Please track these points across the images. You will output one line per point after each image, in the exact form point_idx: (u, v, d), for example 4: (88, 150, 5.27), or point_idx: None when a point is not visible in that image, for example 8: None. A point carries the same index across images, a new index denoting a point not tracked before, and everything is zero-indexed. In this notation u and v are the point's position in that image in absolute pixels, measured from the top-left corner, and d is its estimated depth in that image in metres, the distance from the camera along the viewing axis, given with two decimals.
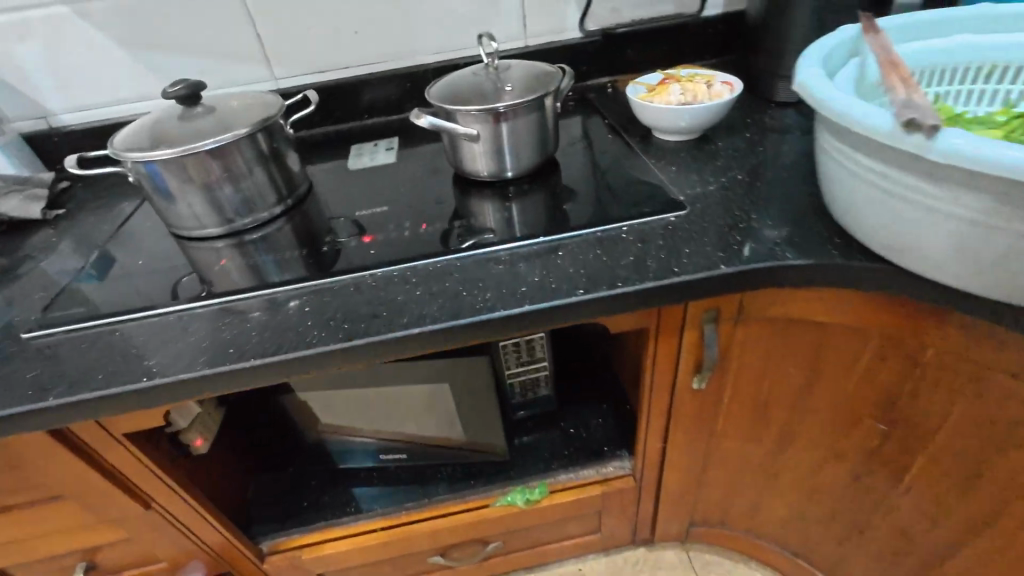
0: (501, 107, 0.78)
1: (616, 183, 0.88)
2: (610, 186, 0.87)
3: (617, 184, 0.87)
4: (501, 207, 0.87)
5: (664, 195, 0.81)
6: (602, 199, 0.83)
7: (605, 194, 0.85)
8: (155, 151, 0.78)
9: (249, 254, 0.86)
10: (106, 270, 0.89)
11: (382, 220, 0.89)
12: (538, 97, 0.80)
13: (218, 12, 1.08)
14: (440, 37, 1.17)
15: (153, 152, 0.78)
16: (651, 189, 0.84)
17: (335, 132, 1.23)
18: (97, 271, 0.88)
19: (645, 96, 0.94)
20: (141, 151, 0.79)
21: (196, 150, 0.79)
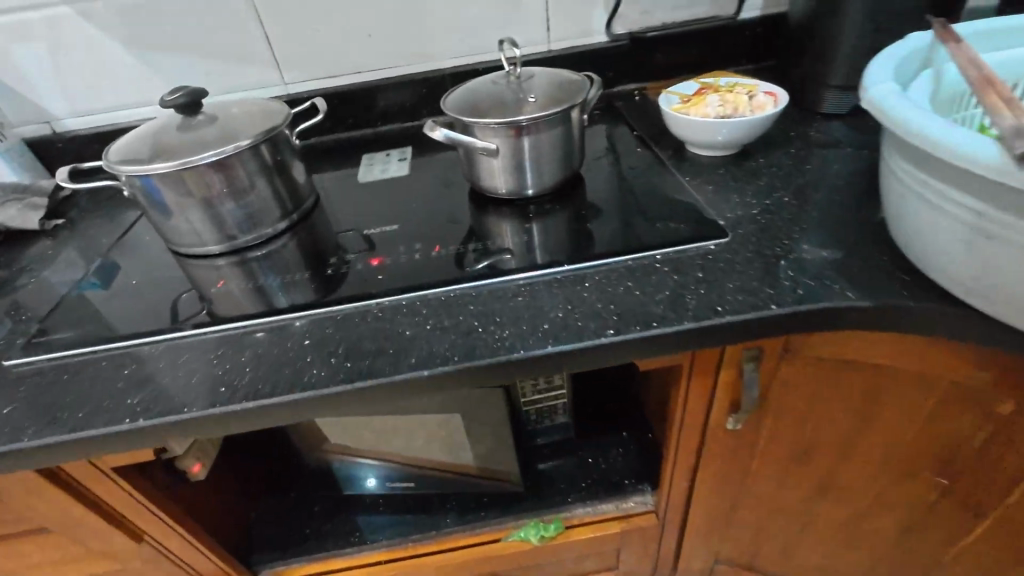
0: (522, 121, 0.72)
1: (646, 202, 0.80)
2: (640, 206, 0.79)
3: (646, 203, 0.80)
4: (519, 228, 0.80)
5: (701, 218, 0.73)
6: (631, 220, 0.76)
7: (634, 214, 0.77)
8: (152, 165, 0.73)
9: (250, 274, 0.80)
10: (110, 278, 0.86)
11: (395, 239, 0.82)
12: (563, 110, 0.73)
13: (226, 13, 1.03)
14: (458, 41, 1.11)
15: (150, 165, 0.73)
16: (687, 210, 0.76)
17: (346, 140, 1.17)
18: (100, 278, 0.86)
19: (679, 106, 0.87)
20: (137, 164, 0.74)
21: (194, 164, 0.73)
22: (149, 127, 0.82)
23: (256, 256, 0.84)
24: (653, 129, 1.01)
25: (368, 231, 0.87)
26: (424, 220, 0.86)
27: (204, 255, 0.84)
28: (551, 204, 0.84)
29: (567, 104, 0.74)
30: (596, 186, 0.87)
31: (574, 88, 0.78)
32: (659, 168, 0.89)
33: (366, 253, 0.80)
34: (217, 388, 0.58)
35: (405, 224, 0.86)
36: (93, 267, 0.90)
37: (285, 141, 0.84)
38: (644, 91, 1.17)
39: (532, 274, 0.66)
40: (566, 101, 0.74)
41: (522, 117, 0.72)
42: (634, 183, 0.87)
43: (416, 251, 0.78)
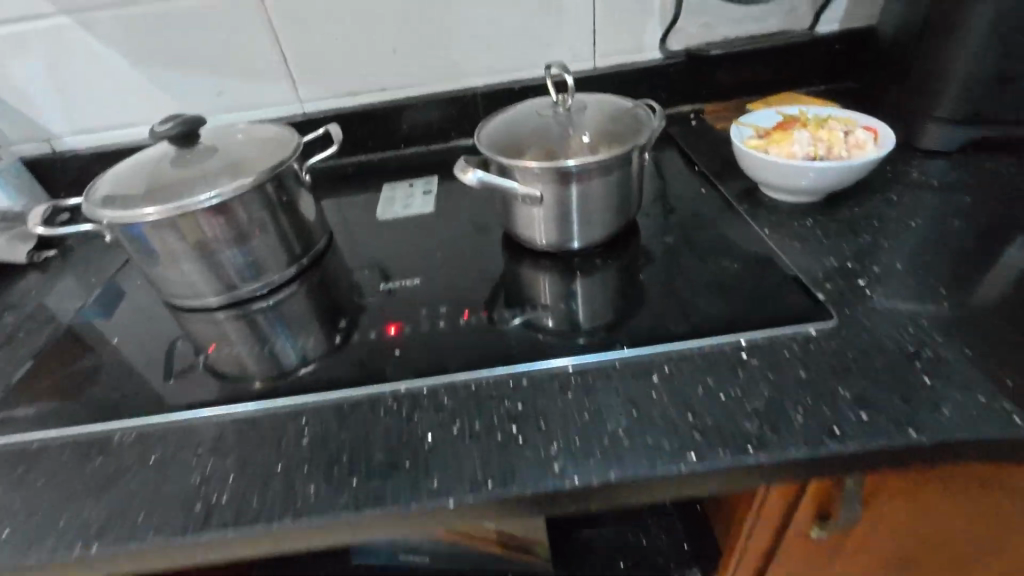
0: (572, 166, 0.59)
1: (717, 261, 0.66)
2: (710, 266, 0.66)
3: (719, 261, 0.66)
4: (563, 287, 0.67)
5: (790, 286, 0.60)
6: (697, 285, 0.63)
7: (704, 276, 0.64)
8: (139, 211, 0.62)
9: (253, 332, 0.69)
10: (113, 308, 0.79)
11: (411, 298, 0.70)
12: (623, 152, 0.61)
13: (237, 25, 0.92)
14: (492, 57, 0.99)
15: (137, 211, 0.62)
16: (771, 275, 0.62)
17: (366, 164, 1.06)
18: (103, 308, 0.79)
19: (754, 142, 0.73)
20: (123, 209, 0.63)
21: (193, 207, 0.63)
22: (141, 159, 0.72)
23: (261, 308, 0.73)
24: (717, 161, 0.87)
25: (388, 279, 0.75)
26: (449, 271, 0.74)
27: (201, 308, 0.73)
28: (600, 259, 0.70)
29: (630, 146, 0.61)
30: (649, 235, 0.73)
31: (635, 125, 0.65)
32: (726, 214, 0.74)
33: (382, 310, 0.69)
34: (191, 507, 0.46)
35: (428, 275, 0.74)
36: (93, 294, 0.82)
37: (295, 174, 0.73)
38: (701, 114, 1.02)
39: (582, 359, 0.54)
40: (626, 143, 0.62)
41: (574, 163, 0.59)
42: (696, 232, 0.72)
43: (438, 313, 0.66)
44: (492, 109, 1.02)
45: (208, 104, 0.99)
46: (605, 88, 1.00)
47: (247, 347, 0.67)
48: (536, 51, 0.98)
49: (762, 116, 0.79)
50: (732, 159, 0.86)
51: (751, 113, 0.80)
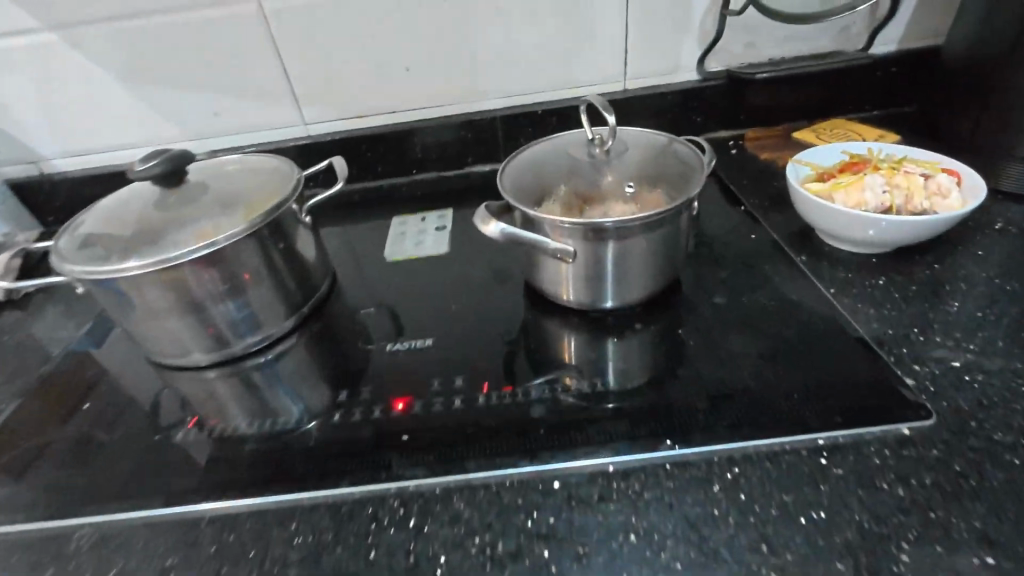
0: (608, 223, 0.50)
1: (789, 333, 0.55)
2: (783, 339, 0.54)
3: (786, 330, 0.55)
4: (602, 358, 0.57)
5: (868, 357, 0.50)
6: (769, 366, 0.51)
7: (772, 352, 0.53)
8: (119, 266, 0.55)
9: (246, 395, 0.61)
10: (107, 336, 0.74)
11: (420, 366, 0.59)
12: (673, 209, 0.52)
13: (237, 42, 0.84)
14: (514, 78, 0.89)
15: (117, 267, 0.55)
16: (845, 351, 0.51)
17: (375, 190, 0.98)
18: (96, 337, 0.73)
19: (817, 185, 0.64)
20: (101, 265, 0.56)
21: (182, 259, 0.56)
22: (127, 205, 0.65)
23: (257, 363, 0.65)
24: (765, 198, 0.77)
25: (397, 340, 0.65)
26: (467, 330, 0.64)
27: (190, 366, 0.65)
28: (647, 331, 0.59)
29: (682, 199, 0.52)
30: (700, 295, 0.61)
31: (681, 177, 0.59)
32: (780, 265, 0.64)
33: (390, 383, 0.58)
34: None
35: (442, 334, 0.64)
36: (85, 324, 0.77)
37: (296, 215, 0.65)
38: (742, 141, 0.93)
39: (622, 454, 0.45)
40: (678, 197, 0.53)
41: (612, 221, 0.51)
42: (750, 288, 0.61)
43: (452, 384, 0.56)
44: (512, 134, 0.93)
45: (206, 126, 0.92)
46: (636, 112, 0.91)
47: (234, 415, 0.58)
48: (562, 72, 0.89)
49: (824, 152, 0.70)
50: (783, 197, 0.76)
51: (813, 148, 0.70)
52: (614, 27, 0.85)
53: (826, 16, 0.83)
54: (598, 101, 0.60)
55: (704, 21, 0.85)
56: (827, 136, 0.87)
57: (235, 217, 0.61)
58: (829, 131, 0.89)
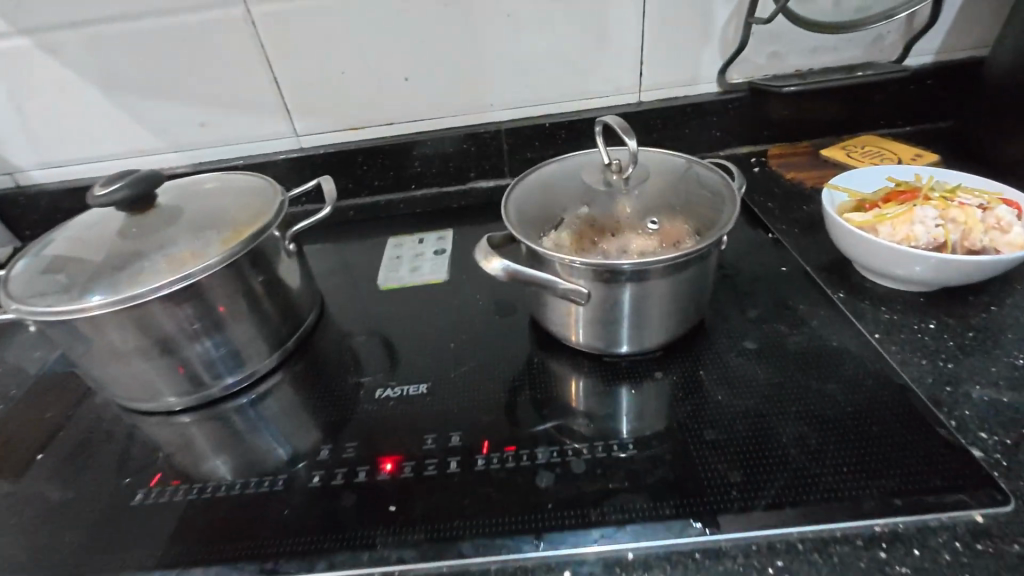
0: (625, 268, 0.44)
1: (834, 391, 0.47)
2: (827, 401, 0.47)
3: (829, 387, 0.48)
4: (618, 414, 0.50)
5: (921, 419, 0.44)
6: (813, 432, 0.44)
7: (815, 413, 0.46)
8: (79, 306, 0.49)
9: (223, 444, 0.55)
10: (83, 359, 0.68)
11: (413, 417, 0.52)
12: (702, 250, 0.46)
13: (222, 48, 0.77)
14: (519, 88, 0.83)
15: (76, 308, 0.49)
16: (897, 416, 0.44)
17: (371, 206, 0.91)
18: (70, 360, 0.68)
19: (859, 216, 0.57)
20: (61, 305, 0.50)
21: (153, 295, 0.50)
22: (89, 237, 0.58)
23: (236, 405, 0.59)
24: (793, 224, 0.71)
25: (388, 386, 0.58)
26: (466, 374, 0.57)
27: (162, 411, 0.59)
28: (673, 392, 0.51)
29: (714, 236, 0.47)
30: (729, 340, 0.54)
31: (707, 207, 0.54)
32: (816, 303, 0.57)
33: (378, 438, 0.51)
34: None
35: (438, 379, 0.57)
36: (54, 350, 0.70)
37: (279, 242, 0.59)
38: (765, 158, 0.86)
39: (642, 536, 0.39)
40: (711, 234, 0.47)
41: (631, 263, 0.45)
42: (784, 332, 0.54)
43: (447, 443, 0.49)
44: (517, 148, 0.87)
45: (191, 139, 0.85)
46: (651, 126, 0.85)
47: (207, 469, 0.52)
48: (573, 83, 0.82)
49: (865, 176, 0.63)
50: (814, 223, 0.70)
51: (853, 171, 0.64)
52: (630, 34, 0.78)
53: (863, 26, 0.76)
54: (615, 122, 0.54)
55: (726, 29, 0.79)
56: (859, 154, 0.81)
57: (213, 243, 0.56)
58: (861, 148, 0.82)
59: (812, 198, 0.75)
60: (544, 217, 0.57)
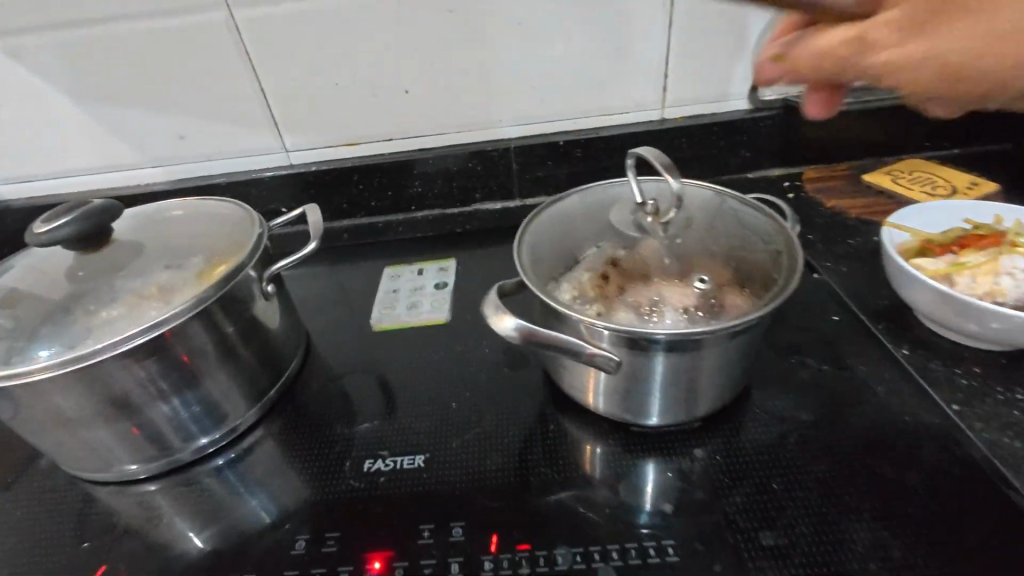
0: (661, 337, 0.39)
1: (915, 484, 0.40)
2: (905, 499, 0.39)
3: (909, 477, 0.41)
4: (647, 503, 0.43)
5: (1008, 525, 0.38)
6: (896, 539, 0.37)
7: (891, 513, 0.39)
8: (20, 368, 0.41)
9: (197, 519, 0.48)
10: None
11: (413, 499, 0.45)
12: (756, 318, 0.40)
13: (201, 53, 0.68)
14: (532, 103, 0.74)
15: (16, 369, 0.41)
16: (994, 525, 0.38)
17: (369, 228, 0.81)
18: None
19: (930, 262, 0.50)
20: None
21: (111, 351, 0.42)
22: (31, 281, 0.50)
23: (211, 467, 0.52)
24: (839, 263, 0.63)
25: (378, 456, 0.50)
26: (472, 443, 0.49)
27: (122, 480, 0.51)
28: (719, 478, 0.43)
29: (773, 302, 0.40)
30: (780, 410, 0.46)
31: (756, 254, 0.47)
32: (877, 364, 0.50)
33: (371, 531, 0.44)
34: None
35: (440, 447, 0.49)
36: None
37: (255, 283, 0.51)
38: (799, 182, 0.78)
39: None
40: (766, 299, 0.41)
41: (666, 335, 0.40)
42: (844, 402, 0.46)
43: (450, 537, 0.42)
44: (528, 168, 0.78)
45: (168, 154, 0.75)
46: (675, 146, 0.77)
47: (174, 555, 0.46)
48: (590, 99, 0.74)
49: (942, 213, 0.56)
50: (862, 261, 0.62)
51: (926, 204, 0.56)
52: (655, 47, 0.70)
53: None
54: (650, 153, 0.48)
55: None
56: (906, 181, 0.73)
57: (183, 281, 0.49)
58: (907, 174, 0.74)
59: (857, 231, 0.67)
60: (563, 259, 0.50)
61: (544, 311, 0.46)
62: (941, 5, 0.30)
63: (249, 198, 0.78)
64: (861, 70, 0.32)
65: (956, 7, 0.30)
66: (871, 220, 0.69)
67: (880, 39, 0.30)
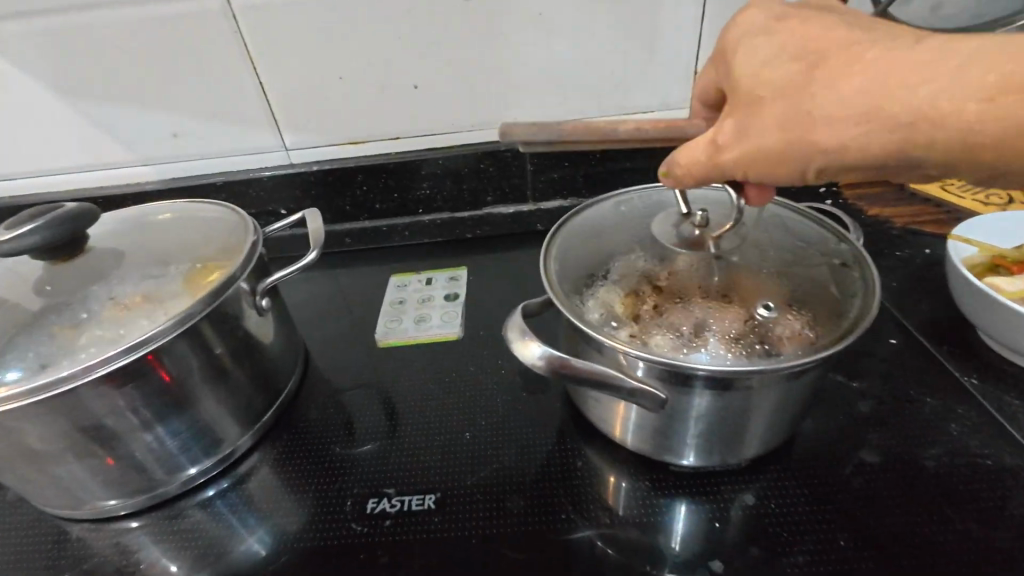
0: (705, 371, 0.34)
1: (1010, 546, 0.36)
2: (1001, 564, 0.35)
3: (1000, 538, 0.37)
4: (688, 554, 0.38)
5: None
6: None
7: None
8: None
9: (183, 560, 0.43)
10: None
11: (425, 548, 0.40)
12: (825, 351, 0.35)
13: (196, 46, 0.62)
14: (550, 100, 0.68)
15: None
16: None
17: (373, 231, 0.75)
18: None
19: (1007, 283, 0.47)
20: None
21: (86, 377, 0.37)
22: None
23: (200, 500, 0.47)
24: (889, 278, 0.57)
25: (383, 494, 0.44)
26: (489, 480, 0.44)
27: (100, 516, 0.45)
28: (777, 533, 0.38)
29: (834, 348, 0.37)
30: (842, 449, 0.43)
31: (812, 271, 0.42)
32: (948, 395, 0.46)
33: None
34: None
35: (453, 485, 0.44)
36: None
37: (247, 298, 0.46)
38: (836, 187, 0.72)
39: None
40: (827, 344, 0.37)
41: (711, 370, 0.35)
42: (915, 439, 0.43)
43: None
44: (545, 169, 0.72)
45: (161, 152, 0.70)
46: None
47: None
48: (612, 97, 0.68)
49: (1012, 225, 0.53)
50: (912, 277, 0.57)
51: (991, 215, 0.53)
52: (685, 40, 0.64)
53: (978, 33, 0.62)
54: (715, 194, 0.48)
55: None
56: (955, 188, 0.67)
57: (172, 290, 0.44)
58: None
59: (904, 243, 0.62)
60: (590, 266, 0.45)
61: (572, 334, 0.40)
62: (749, 101, 0.34)
63: (248, 198, 0.72)
64: (721, 172, 0.35)
65: (755, 99, 0.33)
66: (919, 231, 0.63)
67: (725, 142, 0.34)
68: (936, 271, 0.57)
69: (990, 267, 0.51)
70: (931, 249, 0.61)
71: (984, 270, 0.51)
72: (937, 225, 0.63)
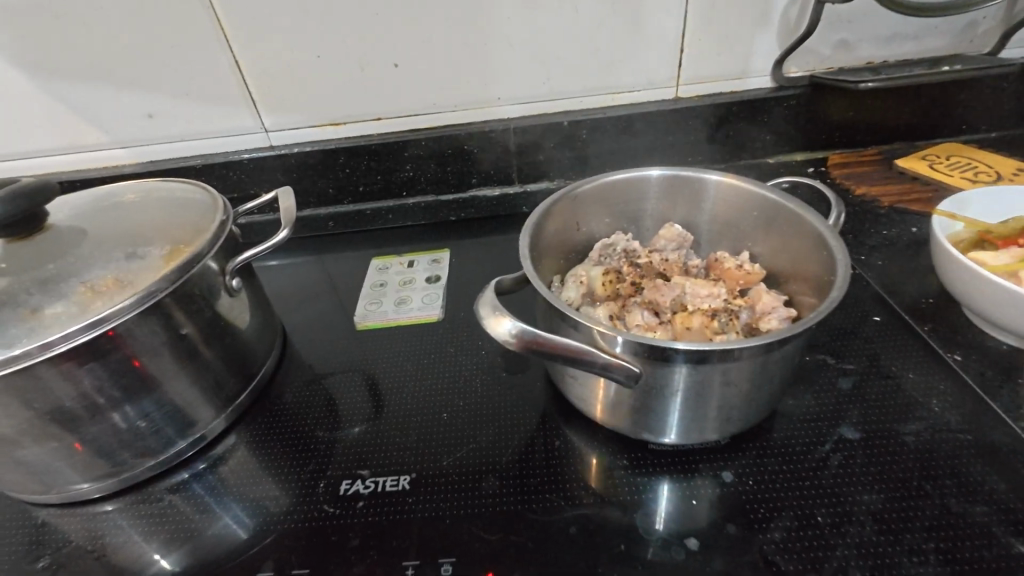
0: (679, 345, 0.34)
1: (987, 521, 0.36)
2: (978, 540, 0.35)
3: (977, 512, 0.36)
4: (665, 532, 0.38)
5: None
6: None
7: (953, 558, 0.34)
8: None
9: (155, 541, 0.42)
10: None
11: (398, 528, 0.40)
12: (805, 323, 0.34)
13: (167, 21, 0.60)
14: (534, 77, 0.66)
15: None
16: None
17: (357, 215, 0.74)
18: None
19: (992, 257, 0.47)
20: None
21: (43, 355, 0.36)
22: None
23: (174, 482, 0.46)
24: (874, 258, 0.56)
25: (357, 476, 0.44)
26: (465, 462, 0.43)
27: (70, 500, 0.44)
28: (754, 509, 0.38)
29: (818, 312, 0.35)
30: (823, 427, 0.42)
31: None
32: (931, 371, 0.45)
33: (345, 569, 0.38)
34: None
35: (428, 466, 0.44)
36: None
37: (217, 278, 0.45)
38: (825, 167, 0.71)
39: None
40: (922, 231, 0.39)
41: (689, 345, 0.34)
42: (895, 416, 0.42)
43: None
44: (530, 150, 0.70)
45: (136, 132, 0.67)
46: (691, 129, 0.70)
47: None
48: (599, 73, 0.66)
49: (998, 201, 0.53)
50: (898, 255, 0.56)
51: (975, 192, 0.53)
52: (672, 14, 0.62)
53: (973, 7, 0.60)
54: None
55: (790, 9, 0.63)
56: (943, 166, 0.66)
57: (142, 268, 0.43)
58: (944, 160, 0.67)
59: (891, 222, 0.61)
60: None
61: (547, 312, 0.39)
62: None
63: (227, 181, 0.70)
64: None
65: None
66: (905, 210, 0.62)
67: None
68: (924, 250, 0.57)
69: (975, 241, 0.50)
70: (918, 227, 0.60)
71: (969, 245, 0.51)
72: (923, 204, 0.63)
